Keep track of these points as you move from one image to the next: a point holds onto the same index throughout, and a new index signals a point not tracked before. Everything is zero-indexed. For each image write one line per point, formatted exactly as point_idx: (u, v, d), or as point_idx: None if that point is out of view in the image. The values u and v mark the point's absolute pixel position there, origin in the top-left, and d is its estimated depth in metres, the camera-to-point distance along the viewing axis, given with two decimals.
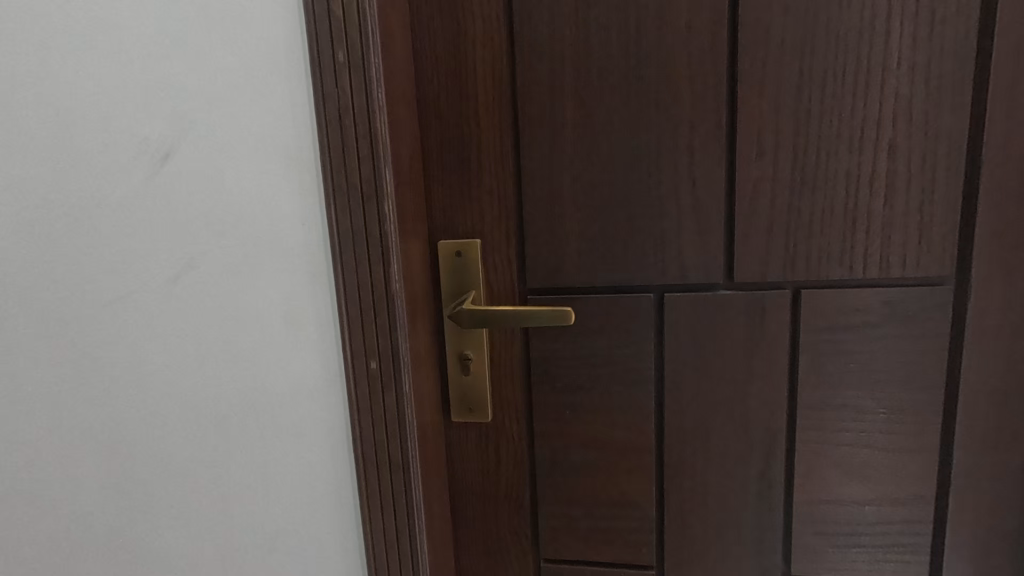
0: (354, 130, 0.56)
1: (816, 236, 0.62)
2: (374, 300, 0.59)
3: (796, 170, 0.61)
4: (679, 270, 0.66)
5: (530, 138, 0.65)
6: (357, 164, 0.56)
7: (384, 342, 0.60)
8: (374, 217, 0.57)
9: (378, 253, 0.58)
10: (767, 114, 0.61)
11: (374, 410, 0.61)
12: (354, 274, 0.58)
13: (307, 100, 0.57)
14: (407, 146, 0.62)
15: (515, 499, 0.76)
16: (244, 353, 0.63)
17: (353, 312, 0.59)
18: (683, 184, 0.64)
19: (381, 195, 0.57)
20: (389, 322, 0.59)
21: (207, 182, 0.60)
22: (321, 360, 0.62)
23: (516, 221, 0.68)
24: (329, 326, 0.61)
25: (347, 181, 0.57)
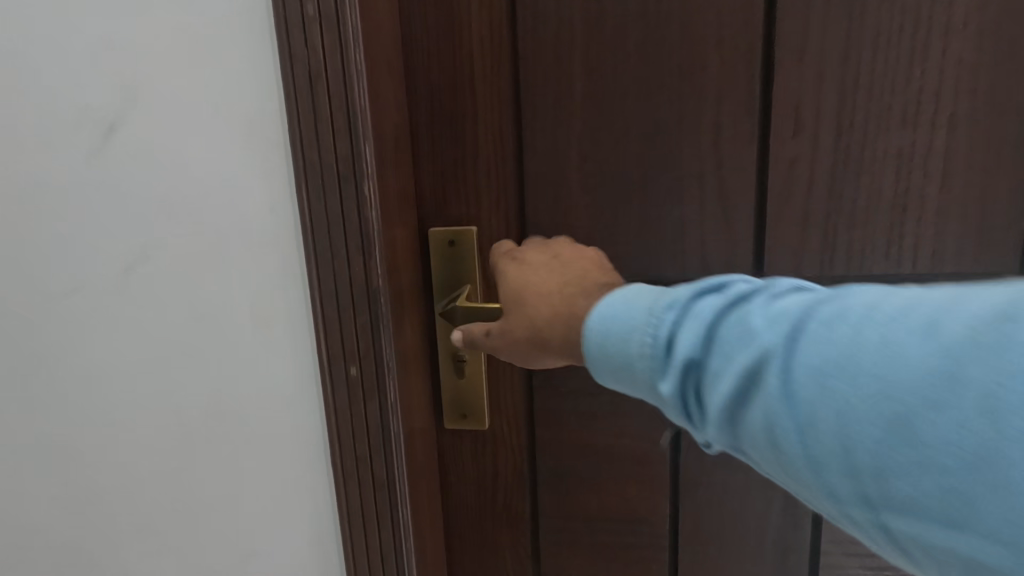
0: (329, 97, 0.48)
1: (859, 225, 0.55)
2: (354, 297, 0.51)
3: (840, 148, 0.53)
4: (700, 264, 0.58)
5: (534, 111, 0.57)
6: (332, 138, 0.48)
7: (367, 345, 0.52)
8: (354, 202, 0.49)
9: (358, 243, 0.50)
10: (807, 84, 0.53)
11: (356, 421, 0.54)
12: (331, 267, 0.50)
13: (274, 64, 0.48)
14: (393, 120, 0.54)
15: (515, 513, 0.69)
16: (208, 356, 0.56)
17: (329, 310, 0.51)
18: (708, 164, 0.56)
19: (362, 175, 0.49)
20: (373, 323, 0.52)
21: (159, 160, 0.52)
22: (297, 365, 0.55)
23: (518, 208, 0.60)
24: (306, 325, 0.53)
25: (321, 159, 0.49)
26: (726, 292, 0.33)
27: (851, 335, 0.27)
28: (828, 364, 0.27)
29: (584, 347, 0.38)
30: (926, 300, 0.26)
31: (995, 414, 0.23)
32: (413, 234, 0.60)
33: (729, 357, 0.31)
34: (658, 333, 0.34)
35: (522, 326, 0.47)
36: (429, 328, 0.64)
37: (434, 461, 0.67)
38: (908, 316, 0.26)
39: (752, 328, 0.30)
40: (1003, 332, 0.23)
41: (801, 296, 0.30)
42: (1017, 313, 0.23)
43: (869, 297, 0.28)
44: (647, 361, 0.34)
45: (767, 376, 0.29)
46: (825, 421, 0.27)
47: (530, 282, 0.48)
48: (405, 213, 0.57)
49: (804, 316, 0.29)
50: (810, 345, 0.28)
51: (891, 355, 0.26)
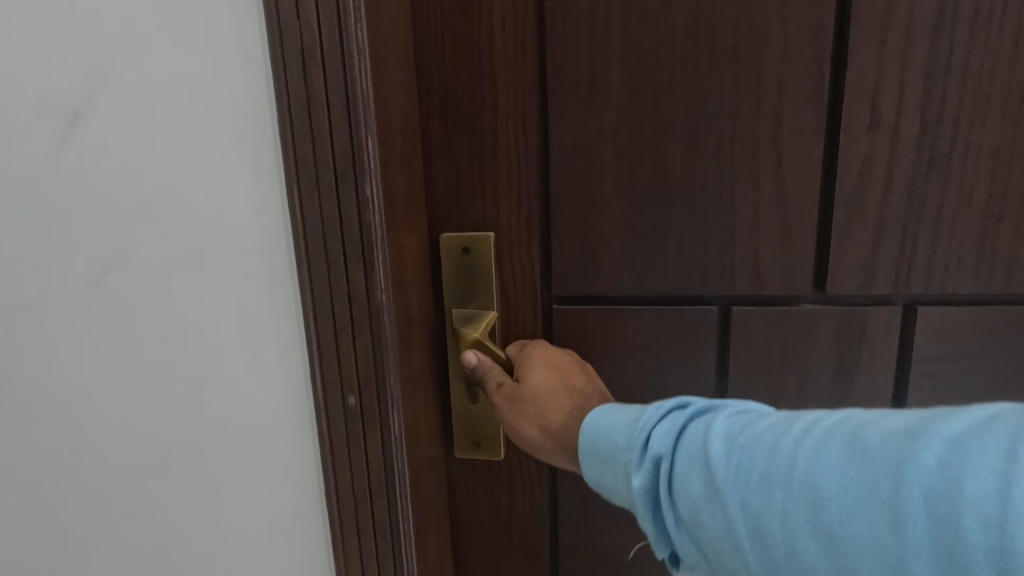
0: (325, 80, 0.40)
1: (940, 237, 0.47)
2: (353, 316, 0.44)
3: (924, 147, 0.46)
4: (753, 278, 0.51)
5: (563, 102, 0.50)
6: (329, 130, 0.41)
7: (367, 372, 0.45)
8: (353, 206, 0.42)
9: (358, 254, 0.43)
10: (889, 69, 0.45)
11: (354, 459, 0.47)
12: (326, 281, 0.43)
13: (258, 36, 0.40)
14: (400, 109, 0.47)
15: (533, 553, 0.62)
16: (188, 378, 0.48)
17: (324, 330, 0.44)
18: (766, 164, 0.48)
19: (363, 174, 0.41)
20: (374, 348, 0.44)
21: (129, 152, 0.44)
22: (288, 392, 0.47)
23: (542, 213, 0.53)
24: (298, 347, 0.46)
25: (315, 153, 0.41)
26: (692, 405, 0.37)
27: (787, 447, 0.30)
28: (769, 472, 0.30)
29: (579, 447, 0.41)
30: (851, 418, 0.30)
31: (903, 523, 0.26)
32: (422, 242, 0.53)
33: (690, 460, 0.34)
34: (637, 438, 0.37)
35: (532, 413, 0.49)
36: (439, 346, 0.57)
37: (444, 495, 0.60)
38: (833, 432, 0.30)
39: (708, 434, 0.34)
40: (900, 449, 0.27)
41: (754, 415, 0.34)
42: (910, 435, 0.27)
43: (812, 416, 0.32)
44: (624, 461, 0.37)
45: (718, 480, 0.32)
46: (764, 525, 0.30)
47: (558, 381, 0.50)
48: (413, 217, 0.50)
49: (751, 428, 0.33)
50: (755, 454, 0.31)
51: (824, 470, 0.29)
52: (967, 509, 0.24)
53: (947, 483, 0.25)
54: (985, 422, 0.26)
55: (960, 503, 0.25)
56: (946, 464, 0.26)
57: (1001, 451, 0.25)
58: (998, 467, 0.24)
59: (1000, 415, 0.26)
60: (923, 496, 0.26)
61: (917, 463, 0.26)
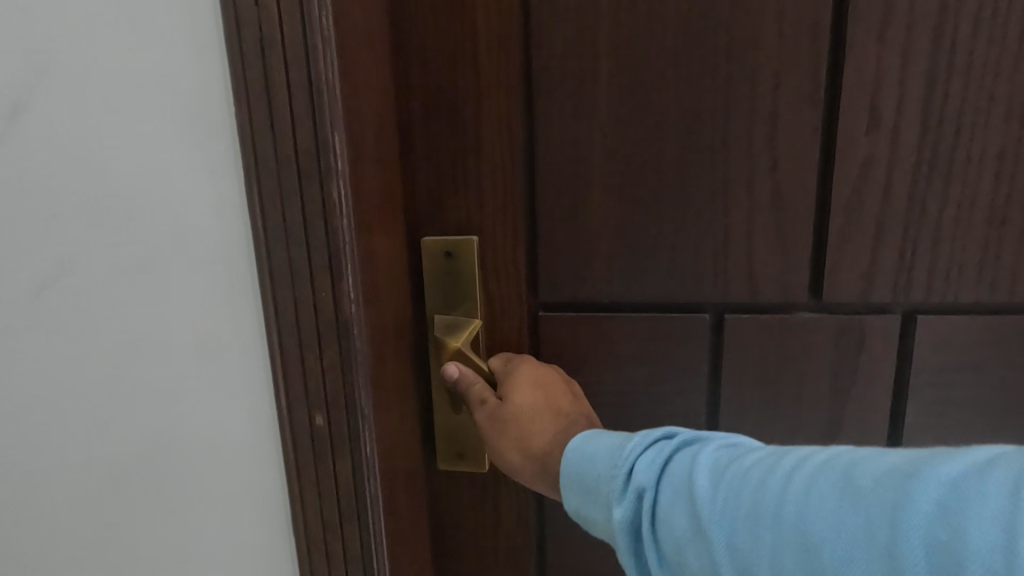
0: (287, 73, 0.38)
1: (941, 243, 0.46)
2: (319, 327, 0.41)
3: (925, 148, 0.44)
4: (748, 284, 0.49)
5: (547, 99, 0.47)
6: (292, 127, 0.38)
7: (335, 385, 0.42)
8: (319, 209, 0.39)
9: (324, 261, 0.40)
10: (888, 68, 0.43)
11: (322, 477, 0.44)
12: (291, 289, 0.41)
13: (215, 28, 0.38)
14: (373, 106, 0.44)
15: (519, 568, 0.59)
16: (143, 392, 0.46)
17: (289, 341, 0.42)
18: (760, 165, 0.46)
19: (328, 175, 0.39)
20: (341, 361, 0.42)
21: (77, 151, 0.41)
22: (250, 404, 0.44)
23: (528, 216, 0.51)
24: (260, 357, 0.43)
25: (277, 152, 0.39)
26: (679, 436, 0.36)
27: (776, 484, 0.29)
28: (757, 511, 0.29)
29: (563, 473, 0.41)
30: (843, 455, 0.29)
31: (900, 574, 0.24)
32: (399, 246, 0.50)
33: (674, 493, 0.33)
34: (621, 467, 0.36)
35: (513, 436, 0.48)
36: (420, 354, 0.55)
37: (425, 509, 0.58)
38: (824, 468, 0.28)
39: (694, 467, 0.33)
40: (895, 492, 0.25)
41: (744, 449, 0.33)
42: (907, 475, 0.26)
43: (803, 451, 0.31)
44: (607, 490, 0.37)
45: (703, 516, 0.31)
46: (751, 567, 0.28)
47: (544, 406, 0.48)
48: (389, 221, 0.47)
49: (738, 462, 0.32)
50: (743, 491, 0.30)
51: (814, 511, 0.27)
52: (971, 563, 0.23)
53: (947, 532, 0.24)
54: (987, 464, 0.24)
55: (962, 554, 0.23)
56: (945, 510, 0.24)
57: (1005, 498, 0.23)
58: (1002, 517, 0.23)
59: (1003, 457, 0.25)
60: (923, 546, 0.24)
61: (915, 508, 0.25)
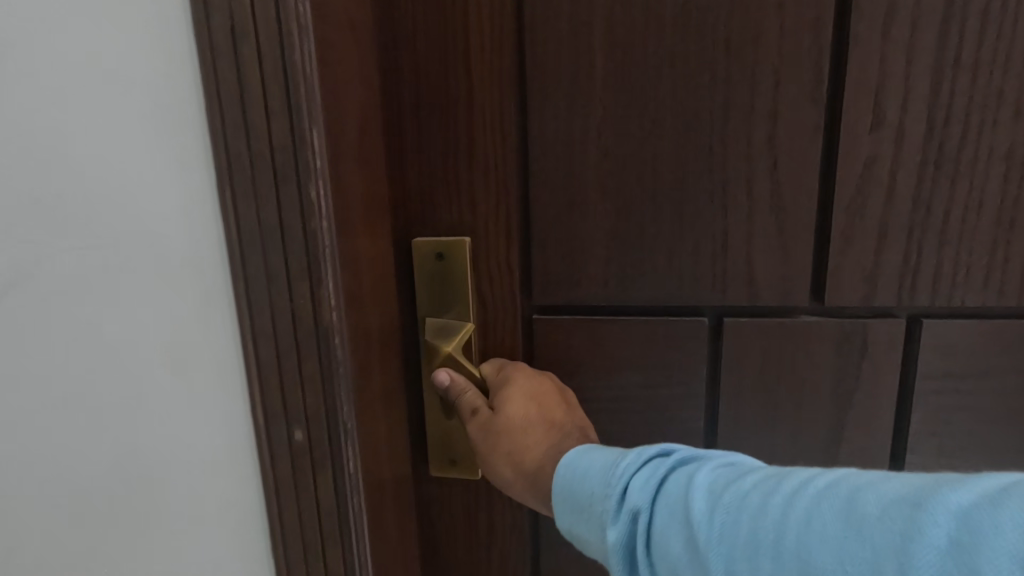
0: (261, 67, 0.36)
1: (947, 245, 0.44)
2: (297, 332, 0.40)
3: (931, 147, 0.42)
4: (747, 287, 0.48)
5: (540, 96, 0.46)
6: (267, 123, 0.37)
7: (314, 396, 0.41)
8: (296, 209, 0.38)
9: (301, 266, 0.39)
10: (892, 64, 0.41)
11: (301, 487, 0.43)
12: (267, 293, 0.39)
13: (184, 19, 0.36)
14: (356, 102, 0.43)
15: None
16: (111, 402, 0.43)
17: (266, 345, 0.40)
18: (760, 165, 0.45)
19: (306, 174, 0.37)
20: (321, 367, 0.40)
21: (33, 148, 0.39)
22: (226, 412, 0.43)
23: (521, 217, 0.49)
24: (236, 363, 0.42)
25: (251, 149, 0.37)
26: (676, 454, 0.37)
27: (775, 509, 0.29)
28: (756, 537, 0.29)
29: (556, 490, 0.41)
30: (845, 481, 0.28)
31: None
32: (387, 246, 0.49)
33: (671, 515, 0.33)
34: (616, 486, 0.36)
35: (504, 448, 0.47)
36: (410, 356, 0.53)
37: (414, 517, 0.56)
38: (827, 494, 0.28)
39: (691, 488, 0.33)
40: (902, 522, 0.25)
41: (741, 471, 0.33)
42: (914, 505, 0.25)
43: (803, 475, 0.30)
44: (602, 509, 0.37)
45: (699, 540, 0.31)
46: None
47: (536, 417, 0.47)
48: (375, 222, 0.46)
49: (737, 484, 0.32)
50: (743, 516, 0.30)
51: (815, 538, 0.27)
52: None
53: (959, 568, 0.23)
54: (999, 493, 0.24)
55: None
56: (956, 544, 0.23)
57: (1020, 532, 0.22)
58: (1014, 552, 0.22)
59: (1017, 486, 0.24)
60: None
61: (922, 541, 0.24)
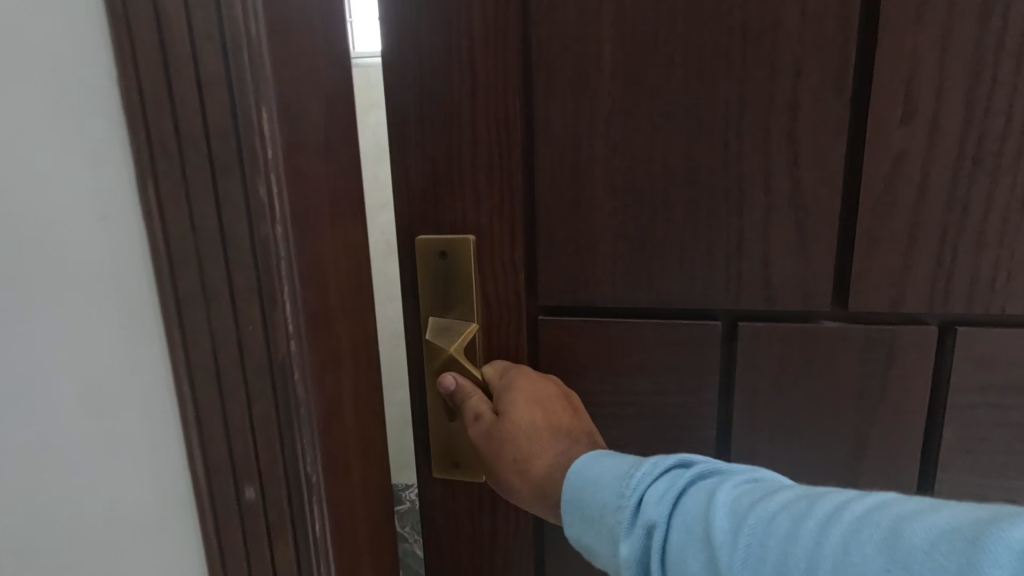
0: (191, 34, 0.31)
1: (987, 247, 0.41)
2: (246, 369, 0.36)
3: (969, 142, 0.39)
4: (765, 290, 0.45)
5: (548, 90, 0.45)
6: (201, 111, 0.32)
7: (268, 448, 0.37)
8: (240, 211, 0.33)
9: (251, 283, 0.34)
10: (928, 51, 0.38)
11: (250, 534, 0.39)
12: (206, 317, 0.35)
13: None
14: (321, 93, 0.38)
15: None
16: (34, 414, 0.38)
17: (204, 382, 0.36)
18: (779, 160, 0.42)
19: (252, 172, 0.33)
20: (279, 399, 0.36)
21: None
22: (154, 428, 0.38)
23: (527, 215, 0.48)
24: (163, 374, 0.37)
25: (181, 156, 0.33)
26: (695, 466, 0.35)
27: (807, 535, 0.27)
28: (784, 563, 0.27)
29: (564, 496, 0.39)
30: (885, 509, 0.26)
31: None
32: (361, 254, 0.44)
33: (688, 535, 0.31)
34: (631, 498, 0.35)
35: (510, 457, 0.45)
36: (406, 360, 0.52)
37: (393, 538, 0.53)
38: (866, 523, 0.26)
39: (713, 505, 0.31)
40: (955, 558, 0.23)
41: (767, 489, 0.31)
42: (970, 540, 0.23)
43: (836, 499, 0.29)
44: (613, 521, 0.35)
45: (720, 562, 0.29)
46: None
47: (542, 423, 0.45)
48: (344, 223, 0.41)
49: (762, 505, 0.30)
50: (771, 541, 0.28)
51: (850, 569, 0.25)
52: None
53: None
54: None
55: None
56: None
57: None
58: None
59: None
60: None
61: None
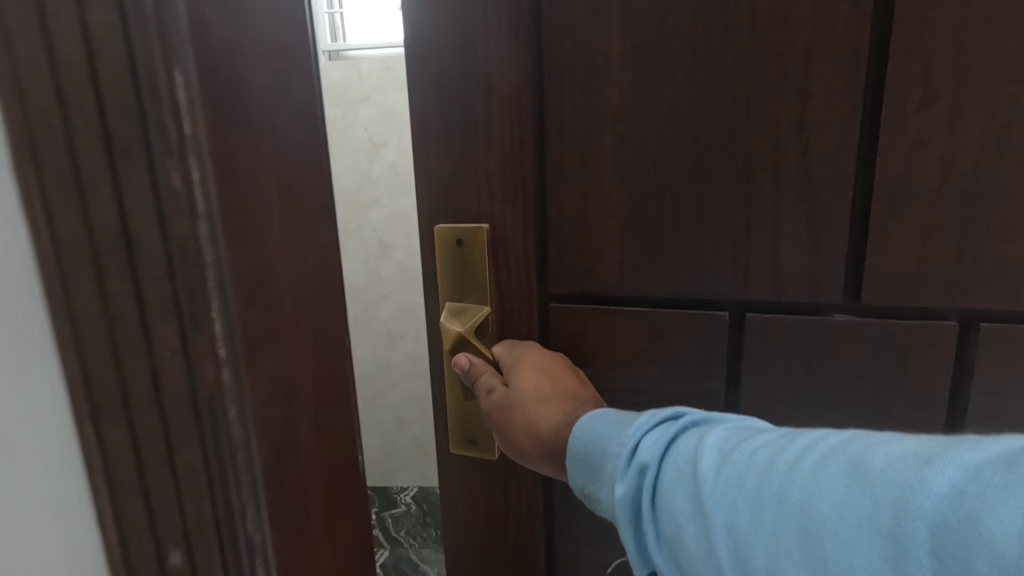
0: None
1: (1014, 239, 0.38)
2: (160, 399, 0.25)
3: (994, 128, 0.37)
4: (773, 282, 0.45)
5: (558, 84, 0.47)
6: (80, 23, 0.21)
7: (177, 516, 0.26)
8: (144, 190, 0.23)
9: (161, 294, 0.24)
10: (949, 34, 0.37)
11: None
12: (92, 340, 0.24)
13: None
14: (254, 33, 0.27)
15: (530, 557, 0.60)
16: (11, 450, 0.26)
17: (110, 421, 0.25)
18: (788, 150, 0.42)
19: (162, 152, 0.22)
20: (208, 456, 0.26)
21: None
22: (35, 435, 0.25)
23: (539, 204, 0.50)
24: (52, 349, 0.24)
25: (53, 124, 0.22)
26: (687, 416, 0.36)
27: (784, 465, 0.29)
28: (761, 492, 0.29)
29: (569, 448, 0.41)
30: (855, 441, 0.29)
31: (905, 561, 0.24)
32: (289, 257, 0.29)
33: (675, 473, 0.33)
34: (628, 444, 0.36)
35: (520, 422, 0.47)
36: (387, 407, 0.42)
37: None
38: (836, 453, 0.28)
39: (700, 445, 0.33)
40: (907, 475, 0.25)
41: (753, 431, 0.33)
42: (922, 460, 0.25)
43: (814, 437, 0.30)
44: (612, 467, 0.37)
45: (704, 494, 0.30)
46: (746, 544, 0.28)
47: (549, 390, 0.47)
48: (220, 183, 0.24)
49: (746, 444, 0.31)
50: (749, 472, 0.30)
51: (817, 492, 0.27)
52: (980, 548, 0.22)
53: (961, 518, 0.23)
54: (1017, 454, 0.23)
55: (974, 542, 0.22)
56: (958, 494, 0.23)
57: None
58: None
59: None
60: (929, 528, 0.24)
61: (922, 490, 0.24)
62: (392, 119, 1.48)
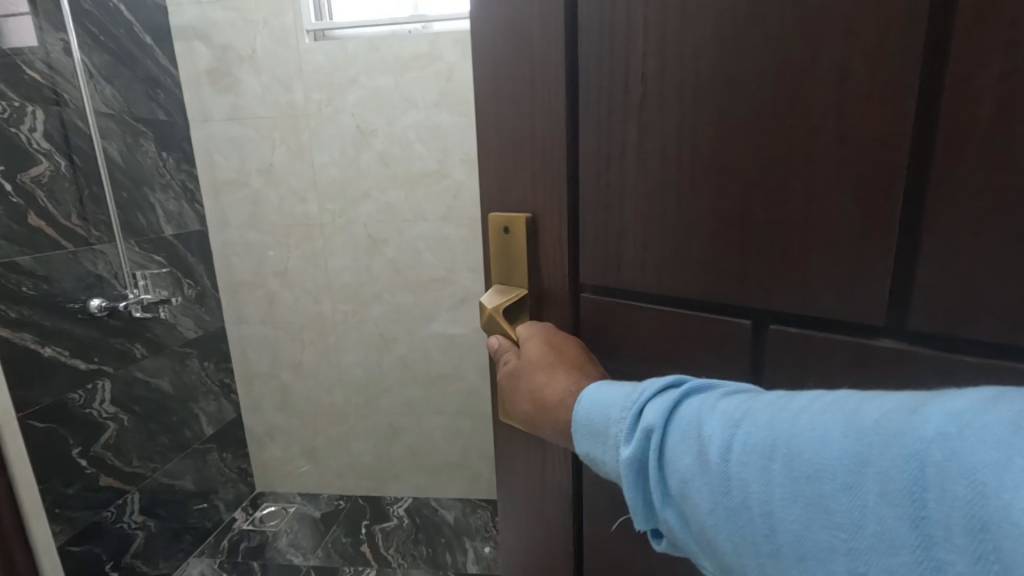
0: None
1: None
2: None
3: None
4: (801, 294, 0.38)
5: (587, 75, 0.45)
6: None
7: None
8: None
9: None
10: None
11: None
12: None
13: None
14: None
15: (556, 556, 0.59)
16: None
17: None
18: (821, 143, 0.35)
19: None
20: None
21: None
22: None
23: (574, 197, 0.49)
24: None
25: None
26: (687, 381, 0.36)
27: (785, 421, 0.29)
28: (761, 446, 0.29)
29: (574, 423, 0.40)
30: (848, 399, 0.28)
31: (901, 501, 0.24)
32: None
33: (682, 436, 0.33)
34: (632, 409, 0.36)
35: (526, 389, 0.47)
36: None
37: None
38: (832, 409, 0.28)
39: (700, 408, 0.33)
40: (892, 425, 0.25)
41: (750, 394, 0.33)
42: (909, 409, 0.25)
43: (811, 396, 0.30)
44: (616, 431, 0.37)
45: (710, 449, 0.31)
46: (750, 494, 0.29)
47: (554, 361, 0.47)
48: None
49: (746, 403, 0.32)
50: (749, 429, 0.30)
51: (816, 445, 0.27)
52: (958, 476, 0.22)
53: (942, 453, 0.23)
54: (994, 399, 0.23)
55: (954, 470, 0.22)
56: (942, 436, 0.23)
57: (1004, 423, 0.22)
58: (997, 439, 0.22)
59: (1010, 393, 0.23)
60: (917, 465, 0.23)
61: (912, 433, 0.24)
62: (380, 104, 1.73)
